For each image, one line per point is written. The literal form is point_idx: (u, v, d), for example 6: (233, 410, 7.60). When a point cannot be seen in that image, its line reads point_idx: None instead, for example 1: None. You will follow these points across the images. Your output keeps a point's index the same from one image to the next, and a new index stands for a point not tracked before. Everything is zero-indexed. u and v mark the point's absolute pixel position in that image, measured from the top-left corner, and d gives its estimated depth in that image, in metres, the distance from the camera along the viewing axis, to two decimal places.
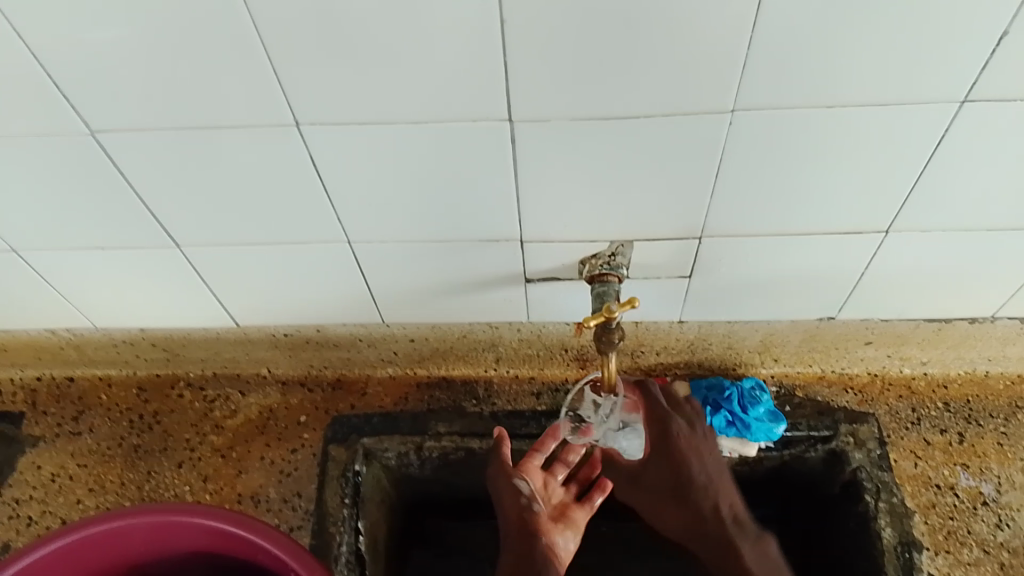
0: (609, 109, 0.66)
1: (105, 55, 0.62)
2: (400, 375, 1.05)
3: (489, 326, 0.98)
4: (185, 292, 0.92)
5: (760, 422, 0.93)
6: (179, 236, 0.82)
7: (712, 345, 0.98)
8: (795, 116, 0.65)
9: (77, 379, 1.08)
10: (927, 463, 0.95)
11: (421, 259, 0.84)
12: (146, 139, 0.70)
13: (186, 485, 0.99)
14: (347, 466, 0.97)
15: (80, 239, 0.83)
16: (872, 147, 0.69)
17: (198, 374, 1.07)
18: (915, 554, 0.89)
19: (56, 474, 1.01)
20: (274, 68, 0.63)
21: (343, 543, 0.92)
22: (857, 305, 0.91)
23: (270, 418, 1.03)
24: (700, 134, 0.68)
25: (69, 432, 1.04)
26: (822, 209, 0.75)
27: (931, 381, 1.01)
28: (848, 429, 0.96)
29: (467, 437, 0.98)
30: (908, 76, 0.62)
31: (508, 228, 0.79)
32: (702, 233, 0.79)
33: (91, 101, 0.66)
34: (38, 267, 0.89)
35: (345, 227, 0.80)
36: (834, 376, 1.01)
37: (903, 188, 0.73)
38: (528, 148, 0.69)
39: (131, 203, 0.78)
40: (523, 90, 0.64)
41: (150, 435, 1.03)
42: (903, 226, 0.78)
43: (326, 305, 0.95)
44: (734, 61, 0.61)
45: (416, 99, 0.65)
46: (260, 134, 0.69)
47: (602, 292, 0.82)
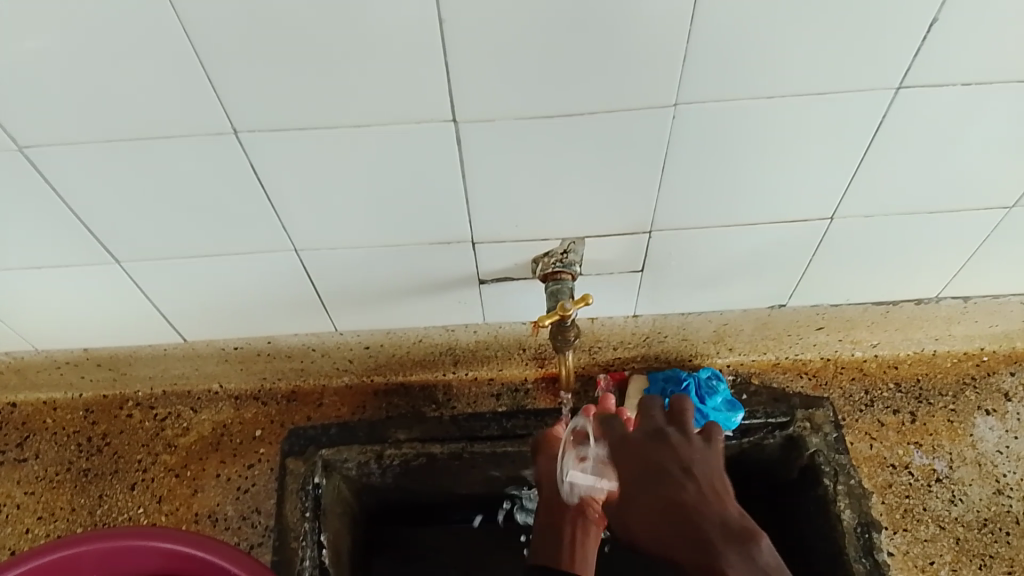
0: (553, 107, 0.65)
1: (30, 66, 0.60)
2: (356, 383, 1.03)
3: (444, 330, 0.97)
4: (129, 309, 0.90)
5: (717, 412, 0.92)
6: (118, 250, 0.79)
7: (667, 337, 0.99)
8: (738, 107, 0.66)
9: (20, 404, 1.05)
10: (882, 443, 0.96)
11: (372, 264, 0.83)
12: (78, 153, 0.68)
13: (140, 507, 0.96)
14: (306, 479, 0.94)
15: (14, 259, 0.80)
16: (814, 136, 0.69)
17: (146, 393, 1.04)
18: (875, 534, 0.89)
19: (2, 503, 0.98)
20: (209, 75, 0.61)
21: (305, 558, 0.90)
22: (807, 292, 0.92)
23: (224, 434, 1.00)
24: (646, 128, 0.67)
25: (13, 459, 1.00)
26: (768, 199, 0.76)
27: (882, 363, 1.02)
28: (804, 414, 0.96)
29: (428, 443, 0.96)
30: (846, 65, 0.62)
31: (459, 230, 0.78)
32: (652, 227, 0.79)
33: (18, 115, 0.64)
34: None
35: (291, 235, 0.78)
36: (788, 362, 1.02)
37: (845, 176, 0.74)
38: (474, 148, 0.69)
39: (67, 220, 0.75)
40: (466, 91, 0.63)
41: (99, 458, 1.00)
42: (847, 213, 0.79)
43: (276, 316, 0.93)
44: (676, 54, 0.61)
45: (358, 102, 0.64)
46: (197, 144, 0.67)
47: (556, 290, 0.82)
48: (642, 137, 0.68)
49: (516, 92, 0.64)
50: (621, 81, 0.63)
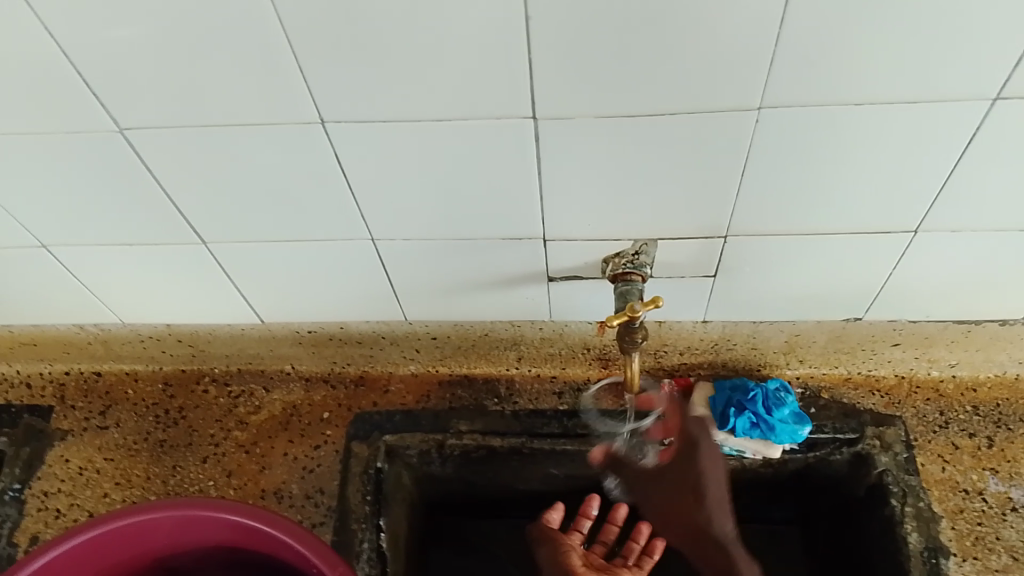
0: (633, 108, 0.65)
1: (134, 54, 0.63)
2: (422, 372, 1.04)
3: (511, 325, 0.98)
4: (210, 289, 0.93)
5: (785, 424, 0.91)
6: (204, 232, 0.83)
7: (736, 345, 0.97)
8: (823, 113, 0.64)
9: (104, 374, 1.09)
10: (955, 467, 0.93)
11: (444, 257, 0.84)
12: (173, 138, 0.71)
13: (210, 480, 1.00)
14: (369, 463, 0.97)
15: (108, 236, 0.85)
16: (901, 146, 0.67)
17: (222, 370, 1.07)
18: (942, 560, 0.88)
19: (84, 467, 1.03)
20: (299, 66, 0.63)
21: (365, 540, 0.93)
22: (884, 306, 0.90)
23: (293, 415, 1.03)
24: (726, 132, 0.67)
25: (95, 426, 1.05)
26: (849, 208, 0.74)
27: (960, 384, 0.98)
28: (874, 433, 0.94)
29: (490, 436, 0.98)
30: (939, 74, 0.61)
31: (531, 226, 0.79)
32: (726, 231, 0.78)
33: (120, 99, 0.67)
34: (66, 262, 0.90)
35: (368, 225, 0.80)
36: (860, 378, 0.99)
37: (931, 188, 0.72)
38: (551, 145, 0.69)
39: (158, 200, 0.79)
40: (547, 88, 0.64)
41: (175, 430, 1.04)
42: (932, 226, 0.76)
43: (349, 303, 0.95)
44: (761, 58, 0.60)
45: (440, 96, 0.65)
46: (284, 132, 0.70)
47: (626, 291, 0.81)
48: (722, 141, 0.68)
49: (596, 91, 0.64)
50: (703, 84, 0.63)
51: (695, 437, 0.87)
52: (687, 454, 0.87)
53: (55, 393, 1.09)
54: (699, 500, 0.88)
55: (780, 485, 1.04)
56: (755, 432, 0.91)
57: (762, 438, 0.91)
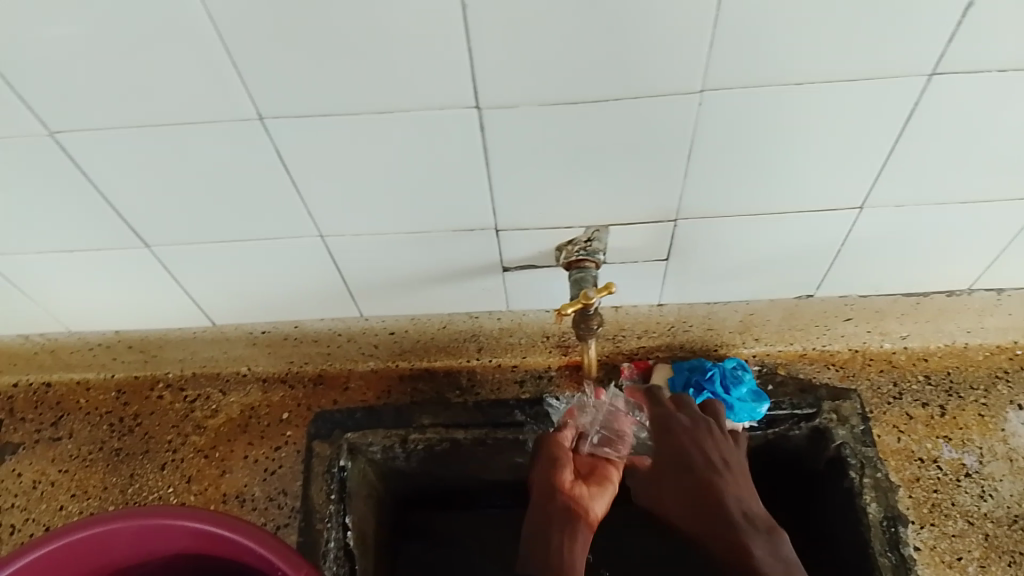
0: (575, 94, 0.65)
1: (59, 54, 0.61)
2: (382, 368, 1.03)
3: (469, 317, 0.98)
4: (156, 293, 0.91)
5: (744, 402, 0.92)
6: (147, 235, 0.81)
7: (693, 327, 0.98)
8: (764, 93, 0.65)
9: (55, 384, 1.07)
10: (909, 437, 0.95)
11: (396, 252, 0.84)
12: (108, 140, 0.69)
13: (169, 487, 0.98)
14: (332, 462, 0.97)
15: (49, 245, 0.82)
16: (843, 124, 0.68)
17: (177, 375, 1.05)
18: (900, 528, 0.90)
19: (37, 480, 1.00)
20: (233, 59, 0.61)
21: (330, 539, 0.93)
22: (835, 281, 0.91)
23: (252, 417, 1.01)
24: (670, 116, 0.67)
25: (48, 437, 1.03)
26: (794, 188, 0.75)
27: (912, 355, 1.00)
28: (831, 406, 0.96)
29: (452, 429, 0.98)
30: (875, 50, 0.61)
31: (482, 217, 0.78)
32: (676, 215, 0.78)
33: (48, 101, 0.65)
34: (5, 272, 0.87)
35: (316, 222, 0.79)
36: (815, 353, 1.00)
37: (874, 164, 0.73)
38: (496, 134, 0.68)
39: (97, 203, 0.76)
40: (488, 76, 0.63)
41: (130, 438, 1.02)
42: (878, 201, 0.77)
43: (303, 302, 0.94)
44: (700, 40, 0.60)
45: (380, 87, 0.64)
46: (222, 130, 0.68)
47: (580, 278, 0.81)
48: (666, 123, 0.68)
49: (539, 76, 0.63)
50: (644, 66, 0.62)
51: (666, 419, 0.79)
52: (666, 437, 0.78)
53: (4, 406, 1.06)
54: (698, 477, 0.73)
55: (742, 463, 1.05)
56: None
57: None
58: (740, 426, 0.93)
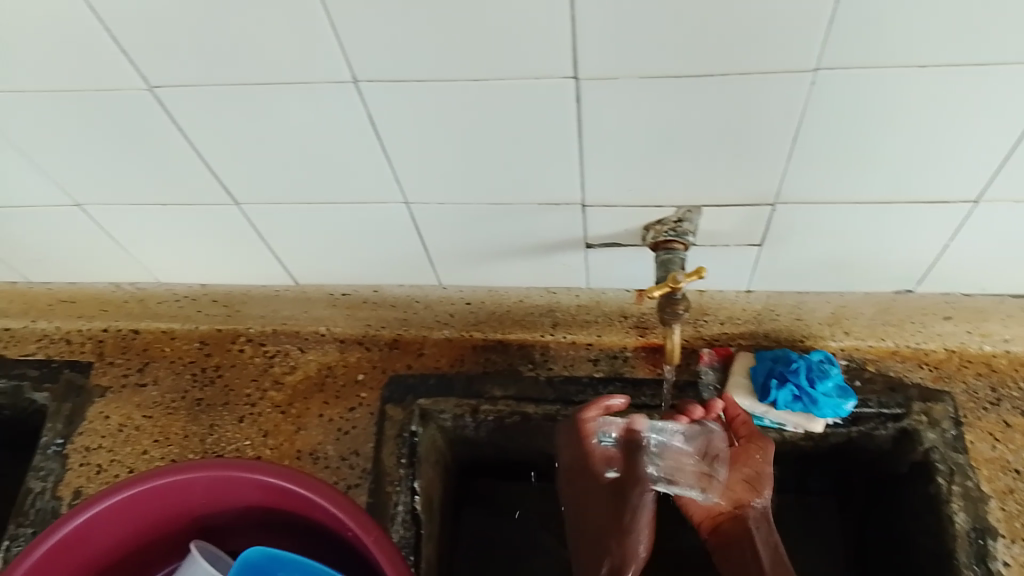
0: (677, 68, 0.62)
1: (163, 10, 0.61)
2: (456, 337, 1.02)
3: (546, 291, 1.01)
4: (241, 249, 0.92)
5: (829, 397, 0.87)
6: (237, 193, 0.82)
7: (780, 317, 0.96)
8: (881, 75, 0.60)
9: (142, 332, 1.10)
10: (1006, 446, 0.89)
11: (481, 223, 0.83)
12: (206, 99, 0.70)
13: (246, 440, 1.00)
14: (403, 426, 0.97)
15: (144, 197, 0.84)
16: (964, 112, 0.63)
17: (258, 330, 1.07)
18: (989, 542, 0.84)
19: (123, 424, 1.03)
20: (333, 23, 0.61)
21: (399, 502, 0.93)
22: (938, 277, 0.85)
23: (328, 376, 1.03)
24: (779, 95, 0.63)
25: (134, 383, 1.06)
26: (905, 179, 0.71)
27: (1014, 360, 0.93)
28: (921, 408, 0.91)
29: (523, 402, 0.97)
30: (1009, 35, 0.56)
31: (571, 192, 0.76)
32: (774, 200, 0.75)
33: (152, 56, 0.65)
34: (102, 223, 0.90)
35: (402, 188, 0.78)
36: (908, 351, 0.94)
37: (996, 157, 0.68)
38: (591, 106, 0.66)
39: (191, 159, 0.77)
40: (588, 46, 0.60)
41: (211, 389, 1.04)
42: (995, 196, 0.72)
43: (383, 267, 0.94)
44: (819, 17, 0.56)
45: (478, 55, 0.62)
46: (316, 91, 0.67)
47: (668, 259, 0.78)
48: (772, 102, 0.64)
49: (643, 50, 0.60)
50: (754, 44, 0.59)
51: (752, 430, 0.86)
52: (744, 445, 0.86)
53: (94, 350, 1.09)
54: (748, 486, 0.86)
55: (821, 459, 1.01)
56: (798, 406, 0.88)
57: (805, 412, 0.88)
58: (823, 422, 0.89)
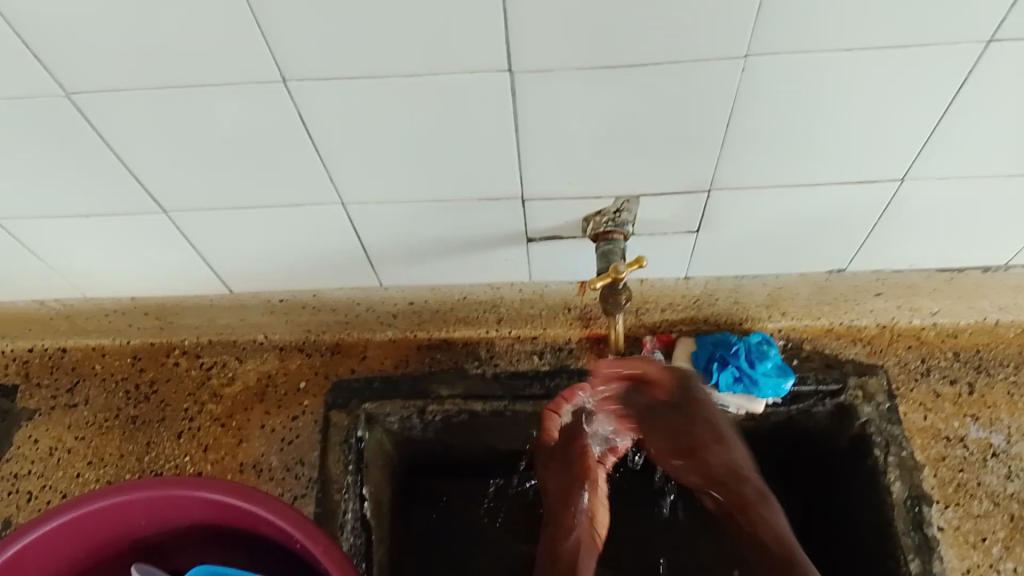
0: (612, 59, 0.62)
1: (78, 12, 0.58)
2: (400, 337, 1.01)
3: (489, 287, 0.97)
4: (172, 258, 0.89)
5: (769, 377, 0.90)
6: (165, 200, 0.79)
7: (719, 301, 0.96)
8: (810, 61, 0.62)
9: (71, 349, 1.05)
10: (936, 415, 0.93)
11: (420, 221, 0.81)
12: (128, 103, 0.67)
13: (186, 456, 0.97)
14: (349, 432, 0.95)
15: (66, 208, 0.80)
16: (888, 94, 0.65)
17: (193, 342, 1.04)
18: (925, 508, 0.88)
19: (54, 447, 0.99)
20: (259, 18, 0.59)
21: (348, 510, 0.91)
22: (869, 255, 0.88)
23: (269, 385, 1.00)
24: (713, 82, 0.64)
25: (64, 404, 1.01)
26: (835, 162, 0.73)
27: (941, 332, 0.97)
28: (857, 383, 0.94)
29: (470, 399, 0.96)
30: (928, 19, 0.58)
31: (511, 186, 0.76)
32: (711, 186, 0.76)
33: (66, 59, 0.62)
34: (20, 237, 0.85)
35: (338, 189, 0.77)
36: (842, 328, 0.97)
37: (918, 137, 0.70)
38: (528, 99, 0.66)
39: (114, 167, 0.74)
40: (523, 40, 0.60)
41: (147, 405, 1.00)
42: (919, 175, 0.75)
43: (322, 271, 0.92)
44: (749, 4, 0.57)
45: (411, 49, 0.61)
46: (245, 92, 0.65)
47: (608, 250, 0.79)
48: (706, 90, 0.65)
49: (576, 39, 0.60)
50: (686, 30, 0.59)
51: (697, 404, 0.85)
52: (688, 408, 0.85)
53: (20, 371, 1.04)
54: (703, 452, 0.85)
55: (764, 438, 1.03)
56: (739, 387, 0.90)
57: (746, 393, 0.90)
58: (764, 401, 0.92)
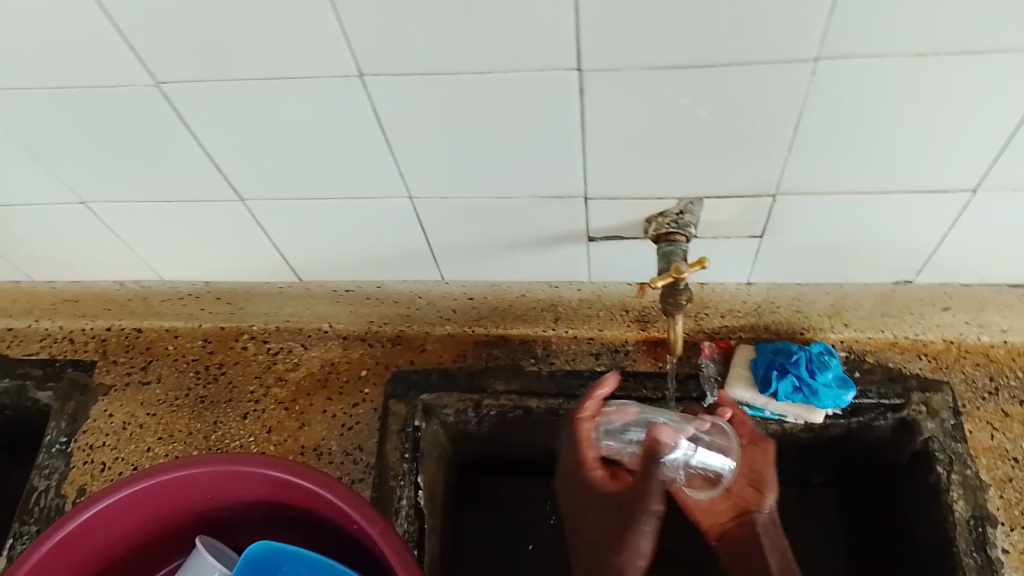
0: (679, 59, 0.62)
1: (170, 6, 0.62)
2: (459, 333, 1.02)
3: (548, 286, 1.02)
4: (246, 245, 0.93)
5: (828, 388, 0.89)
6: (241, 188, 0.82)
7: (780, 308, 0.96)
8: (878, 65, 0.61)
9: (145, 330, 1.09)
10: (1004, 435, 0.89)
11: (484, 216, 0.83)
12: (211, 94, 0.70)
13: (250, 436, 1.00)
14: (406, 422, 0.97)
15: (150, 194, 0.85)
16: (962, 100, 0.64)
17: (261, 328, 1.07)
18: (988, 529, 0.85)
19: (127, 422, 1.03)
20: (338, 15, 0.61)
21: (403, 497, 0.93)
22: (937, 267, 0.87)
23: (331, 372, 1.03)
24: (782, 84, 0.64)
25: (137, 381, 1.06)
26: (902, 170, 0.72)
27: (1011, 350, 0.93)
28: (921, 398, 0.91)
29: (525, 396, 0.97)
30: (1005, 25, 0.57)
31: (574, 185, 0.77)
32: (776, 190, 0.76)
33: (158, 52, 0.66)
34: (106, 220, 0.90)
35: (406, 182, 0.79)
36: (907, 342, 0.94)
37: (993, 146, 0.69)
38: (595, 98, 0.67)
39: (195, 155, 0.78)
40: (591, 39, 0.61)
41: (215, 387, 1.04)
42: (993, 184, 0.73)
43: (384, 263, 0.95)
44: (819, 7, 0.57)
45: (480, 47, 0.63)
46: (322, 87, 0.68)
47: (669, 251, 0.79)
48: (773, 90, 0.65)
49: (645, 40, 0.61)
50: (755, 32, 0.60)
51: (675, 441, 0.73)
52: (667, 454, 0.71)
53: (98, 348, 1.08)
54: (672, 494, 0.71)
55: (821, 450, 1.02)
56: (798, 397, 0.89)
57: (806, 403, 0.89)
58: (824, 412, 0.90)
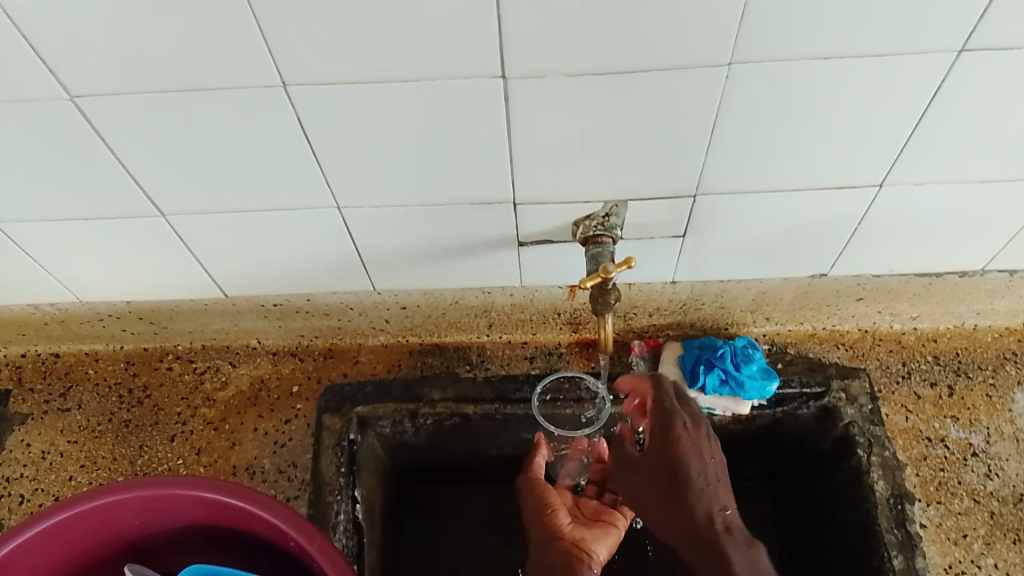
0: (601, 65, 0.64)
1: (84, 18, 0.60)
2: (391, 343, 1.04)
3: (480, 292, 0.97)
4: (169, 262, 0.91)
5: (753, 379, 0.92)
6: (162, 203, 0.80)
7: (704, 306, 0.98)
8: (786, 69, 0.64)
9: (63, 355, 1.06)
10: (918, 416, 0.96)
11: (413, 224, 0.83)
12: (130, 107, 0.68)
13: (179, 459, 0.98)
14: (342, 436, 0.95)
15: (64, 212, 0.82)
16: (865, 101, 0.68)
17: (186, 347, 1.05)
18: (907, 506, 0.90)
19: (46, 450, 0.99)
20: (261, 26, 0.61)
21: (340, 512, 0.91)
22: (850, 262, 0.91)
23: (261, 390, 1.01)
24: (699, 88, 0.66)
25: (57, 408, 1.02)
26: (814, 169, 0.76)
27: (921, 336, 1.01)
28: (839, 385, 0.95)
29: (462, 403, 0.97)
30: (902, 30, 0.61)
31: (502, 191, 0.78)
32: (696, 190, 0.78)
33: (72, 65, 0.64)
34: (17, 241, 0.87)
35: (333, 193, 0.78)
36: (825, 333, 1.01)
37: (896, 144, 0.73)
38: (521, 105, 0.68)
39: (112, 170, 0.76)
40: (515, 47, 0.62)
41: (140, 409, 1.01)
42: (896, 180, 0.77)
43: (315, 276, 0.94)
44: (731, 15, 0.60)
45: (407, 57, 0.63)
46: (246, 98, 0.67)
47: (597, 253, 0.81)
48: (691, 94, 0.67)
49: (567, 48, 0.63)
50: (673, 39, 0.62)
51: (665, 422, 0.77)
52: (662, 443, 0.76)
53: (12, 375, 1.05)
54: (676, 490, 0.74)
55: (749, 440, 1.04)
56: (725, 389, 0.92)
57: (733, 395, 0.92)
58: (750, 403, 0.93)
